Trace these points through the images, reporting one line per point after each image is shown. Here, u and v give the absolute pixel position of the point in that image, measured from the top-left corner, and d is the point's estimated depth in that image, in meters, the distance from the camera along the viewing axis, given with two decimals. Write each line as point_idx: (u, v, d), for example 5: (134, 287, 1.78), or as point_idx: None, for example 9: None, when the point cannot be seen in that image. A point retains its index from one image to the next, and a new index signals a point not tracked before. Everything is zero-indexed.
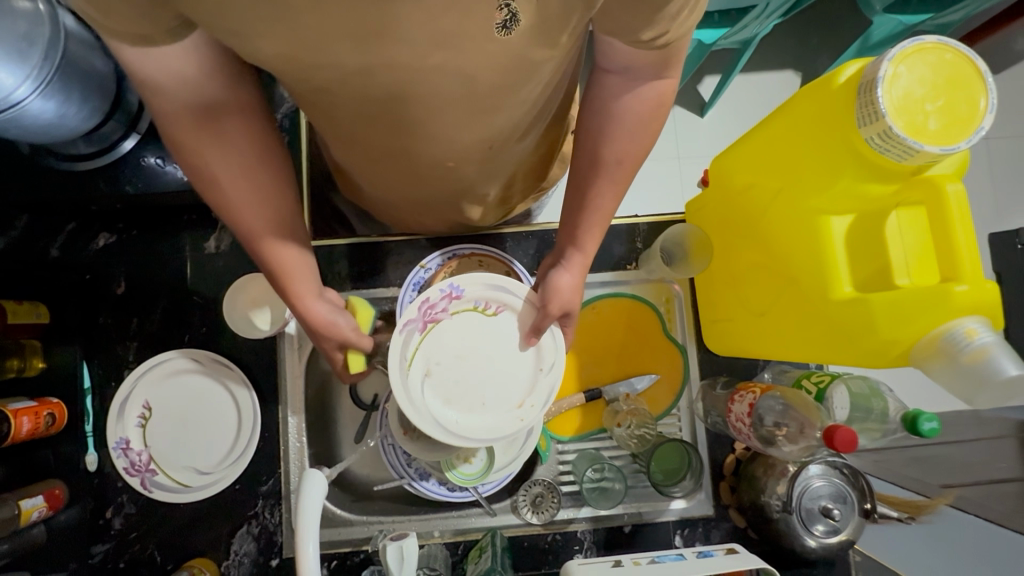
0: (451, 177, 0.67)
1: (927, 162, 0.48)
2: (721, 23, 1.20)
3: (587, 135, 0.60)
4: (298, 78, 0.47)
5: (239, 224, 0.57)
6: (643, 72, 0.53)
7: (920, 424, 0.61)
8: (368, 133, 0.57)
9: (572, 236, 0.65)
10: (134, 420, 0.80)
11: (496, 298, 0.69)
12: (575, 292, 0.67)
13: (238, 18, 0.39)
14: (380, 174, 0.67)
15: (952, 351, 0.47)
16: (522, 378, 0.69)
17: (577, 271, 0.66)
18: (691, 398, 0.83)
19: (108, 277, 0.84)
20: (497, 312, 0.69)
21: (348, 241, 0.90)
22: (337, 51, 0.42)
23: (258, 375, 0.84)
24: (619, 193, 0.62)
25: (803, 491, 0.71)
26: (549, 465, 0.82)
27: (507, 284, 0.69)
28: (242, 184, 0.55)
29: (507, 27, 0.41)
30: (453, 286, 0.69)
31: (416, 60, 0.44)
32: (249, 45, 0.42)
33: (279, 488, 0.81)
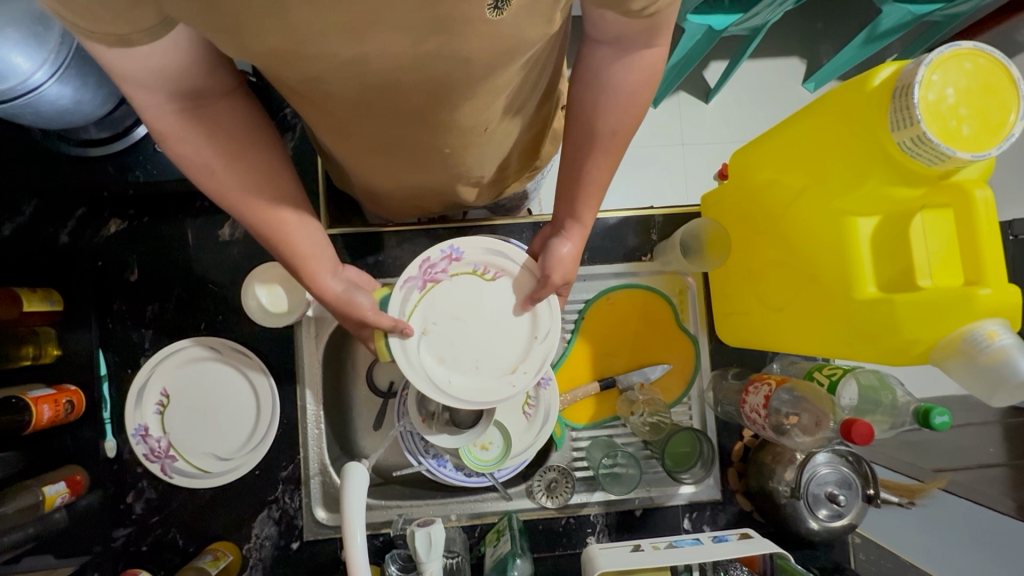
0: (447, 163, 0.68)
1: (956, 167, 0.49)
2: (732, 9, 1.17)
3: (581, 111, 0.60)
4: (292, 71, 0.46)
5: (248, 216, 0.57)
6: (634, 41, 0.52)
7: (933, 418, 0.63)
8: (375, 121, 0.56)
9: (570, 208, 0.66)
10: (151, 407, 0.80)
11: (495, 263, 0.70)
12: (575, 260, 0.67)
13: (227, 15, 0.38)
14: (381, 164, 0.67)
15: (971, 351, 0.48)
16: (516, 348, 0.69)
17: (576, 240, 0.67)
18: (702, 387, 0.85)
19: (120, 264, 0.83)
20: (495, 278, 0.70)
21: (345, 232, 0.86)
22: (330, 41, 0.41)
23: (277, 361, 0.84)
24: (612, 163, 0.63)
25: (811, 478, 0.73)
26: (563, 451, 0.84)
27: (505, 250, 0.69)
28: (238, 171, 0.55)
29: (498, 7, 0.41)
30: (454, 247, 0.69)
31: (407, 47, 0.44)
32: (243, 42, 0.41)
33: (298, 474, 0.82)
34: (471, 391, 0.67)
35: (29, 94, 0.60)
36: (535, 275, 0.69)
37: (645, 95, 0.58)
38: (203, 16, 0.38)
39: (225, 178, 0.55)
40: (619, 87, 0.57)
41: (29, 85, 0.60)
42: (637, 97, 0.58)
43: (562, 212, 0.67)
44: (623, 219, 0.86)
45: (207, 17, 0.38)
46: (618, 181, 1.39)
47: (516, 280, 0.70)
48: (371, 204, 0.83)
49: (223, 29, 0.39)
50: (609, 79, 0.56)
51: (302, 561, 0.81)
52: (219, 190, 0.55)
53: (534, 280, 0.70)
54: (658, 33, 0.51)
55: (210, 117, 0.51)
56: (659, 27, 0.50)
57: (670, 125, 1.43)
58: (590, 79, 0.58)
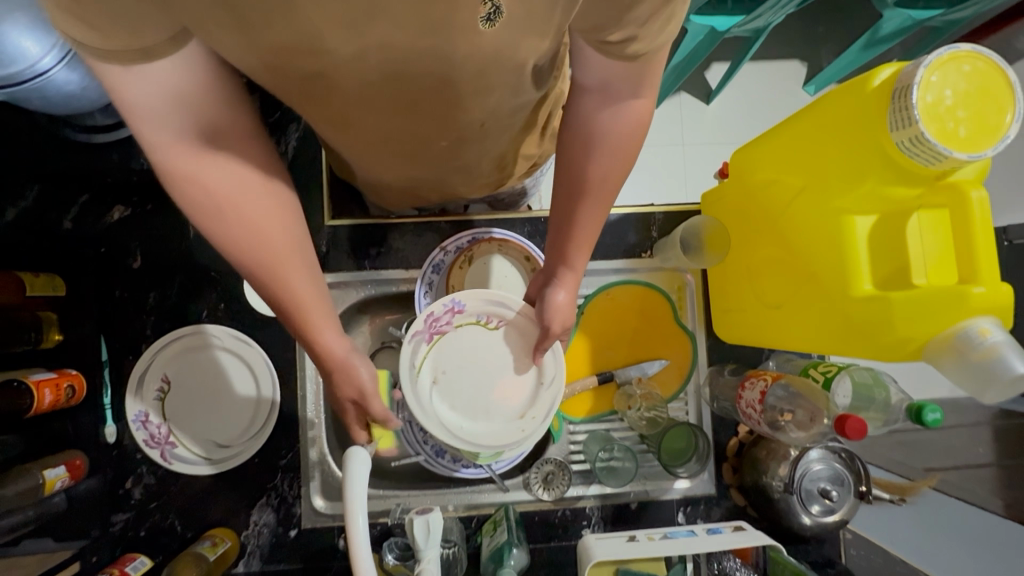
0: (452, 156, 0.68)
1: (952, 167, 0.50)
2: (735, 11, 1.18)
3: (569, 157, 0.60)
4: (300, 68, 0.47)
5: (254, 265, 0.55)
6: (620, 88, 0.53)
7: (924, 415, 0.64)
8: (379, 116, 0.57)
9: (562, 254, 0.65)
10: (152, 393, 0.81)
11: (497, 313, 0.71)
12: (572, 307, 0.67)
13: (239, 12, 0.39)
14: (385, 157, 0.68)
15: (964, 349, 0.49)
16: (524, 395, 0.71)
17: (570, 287, 0.66)
18: (698, 383, 0.86)
19: (123, 251, 0.83)
20: (497, 326, 0.72)
21: (350, 221, 0.87)
22: (335, 40, 0.42)
23: (278, 351, 0.84)
24: (602, 214, 0.62)
25: (804, 474, 0.74)
26: (561, 444, 0.85)
27: (504, 299, 0.70)
28: (250, 206, 0.53)
29: (490, 19, 0.42)
30: (456, 300, 0.71)
31: (416, 47, 0.44)
32: (251, 38, 0.41)
33: (297, 463, 0.83)
34: (486, 440, 0.69)
35: (37, 79, 0.60)
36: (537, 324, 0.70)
37: (634, 150, 0.59)
38: (216, 13, 0.39)
39: (240, 223, 0.53)
40: (611, 138, 0.57)
41: (37, 69, 0.60)
42: (628, 149, 0.59)
43: (555, 260, 0.66)
44: (624, 216, 0.87)
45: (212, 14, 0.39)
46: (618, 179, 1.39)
47: (517, 326, 0.71)
48: (372, 196, 0.84)
49: (229, 25, 0.40)
50: (599, 129, 0.57)
51: (299, 549, 0.81)
52: (226, 235, 0.53)
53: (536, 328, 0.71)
54: (646, 84, 0.53)
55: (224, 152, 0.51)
56: (650, 78, 0.52)
57: (671, 125, 1.43)
58: (578, 127, 0.58)
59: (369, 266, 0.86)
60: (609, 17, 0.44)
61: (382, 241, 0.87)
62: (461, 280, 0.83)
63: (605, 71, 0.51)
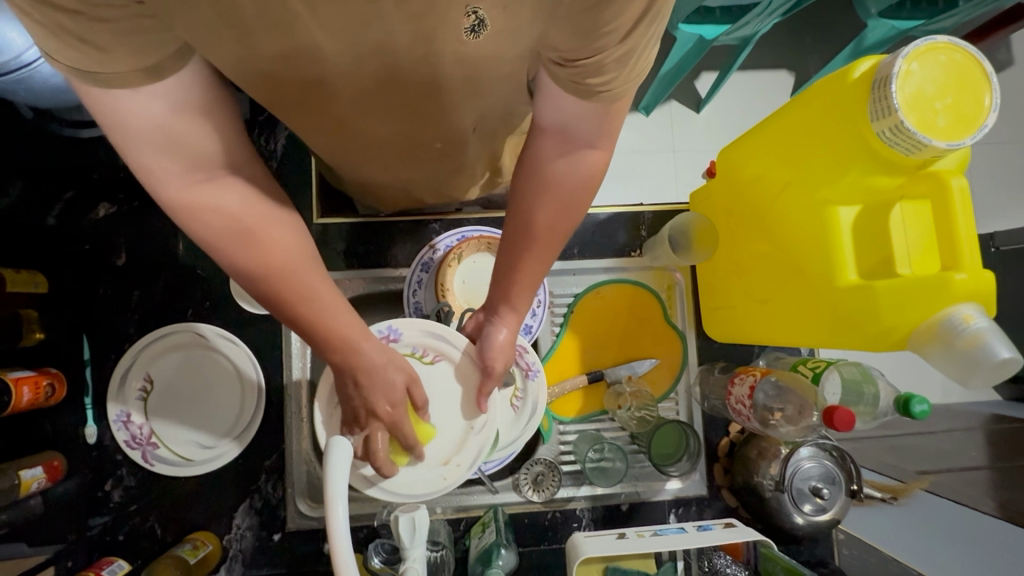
0: (444, 156, 0.69)
1: (933, 156, 0.50)
2: (723, 19, 1.21)
3: (521, 199, 0.59)
4: (294, 73, 0.48)
5: (282, 285, 0.54)
6: (580, 133, 0.52)
7: (913, 406, 0.64)
8: (368, 117, 0.57)
9: (505, 295, 0.65)
10: (134, 393, 0.79)
11: (434, 347, 0.72)
12: (512, 347, 0.68)
13: (237, 23, 0.39)
14: (376, 157, 0.68)
15: (949, 336, 0.49)
16: (454, 439, 0.71)
17: (511, 326, 0.67)
18: (689, 382, 0.85)
19: (108, 248, 0.82)
20: (433, 360, 0.72)
21: (350, 220, 0.87)
22: (329, 45, 0.43)
23: (264, 351, 0.83)
24: (546, 259, 0.62)
25: (795, 472, 0.73)
26: (551, 444, 0.84)
27: (445, 335, 0.71)
28: (271, 230, 0.53)
29: (475, 31, 0.42)
30: (394, 328, 0.72)
31: (409, 52, 0.45)
32: (248, 48, 0.43)
33: (283, 464, 0.81)
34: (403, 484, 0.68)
35: (22, 69, 0.61)
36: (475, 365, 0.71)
37: (585, 198, 0.59)
38: (211, 26, 0.39)
39: (273, 239, 0.53)
40: (565, 185, 0.56)
41: (22, 60, 0.60)
42: (577, 199, 0.58)
43: (497, 299, 0.66)
44: (613, 215, 0.87)
45: (212, 34, 0.40)
46: (608, 182, 1.40)
47: (457, 366, 0.72)
48: (363, 197, 0.84)
49: (227, 41, 0.41)
50: (552, 175, 0.56)
51: (283, 554, 0.80)
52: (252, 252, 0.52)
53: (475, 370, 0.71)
54: (604, 135, 0.53)
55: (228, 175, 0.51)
56: (609, 128, 0.52)
57: (660, 131, 1.44)
58: (533, 168, 0.57)
59: (359, 265, 0.86)
60: (574, 49, 0.43)
61: (371, 242, 0.87)
62: (450, 278, 0.81)
63: (568, 112, 0.50)
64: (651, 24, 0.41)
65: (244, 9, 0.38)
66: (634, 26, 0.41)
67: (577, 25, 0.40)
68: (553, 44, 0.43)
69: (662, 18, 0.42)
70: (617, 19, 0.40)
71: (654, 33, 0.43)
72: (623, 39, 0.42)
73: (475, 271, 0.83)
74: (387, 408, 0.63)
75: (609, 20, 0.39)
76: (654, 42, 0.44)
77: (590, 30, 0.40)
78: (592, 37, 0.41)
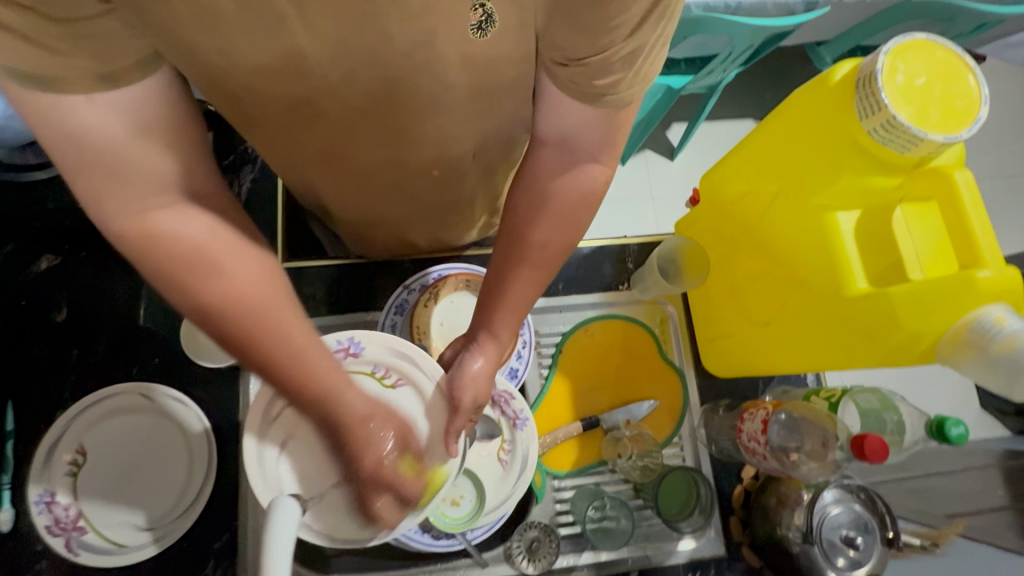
0: (430, 192, 0.66)
1: (928, 153, 0.49)
2: (688, 70, 1.26)
3: (517, 211, 0.57)
4: (272, 89, 0.45)
5: (250, 345, 0.47)
6: (580, 149, 0.52)
7: (948, 430, 0.59)
8: (338, 139, 0.54)
9: (487, 319, 0.59)
10: (62, 468, 0.68)
11: (398, 367, 0.58)
12: (485, 381, 0.59)
13: (213, 22, 0.37)
14: (349, 187, 0.65)
15: (981, 342, 0.46)
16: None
17: (490, 356, 0.60)
18: (693, 425, 0.77)
19: (48, 304, 0.74)
20: (395, 384, 0.58)
21: (332, 262, 0.79)
22: (316, 52, 0.41)
23: (219, 411, 0.73)
24: (539, 279, 0.59)
25: (822, 520, 0.65)
26: (545, 504, 0.73)
27: (415, 356, 0.59)
28: (247, 265, 0.47)
29: (481, 29, 0.41)
30: (355, 340, 0.60)
31: (400, 60, 0.43)
32: (227, 51, 0.40)
33: (234, 546, 0.69)
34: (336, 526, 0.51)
35: None
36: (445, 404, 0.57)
37: (583, 219, 0.57)
38: (188, 23, 0.37)
39: (282, 333, 0.47)
40: (560, 202, 0.55)
41: None
42: (576, 218, 0.56)
43: (479, 323, 0.61)
44: (599, 248, 0.83)
45: (193, 34, 0.38)
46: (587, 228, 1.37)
47: (425, 404, 0.57)
48: (354, 238, 0.81)
49: (206, 44, 0.39)
50: (549, 190, 0.55)
51: None
52: (223, 298, 0.46)
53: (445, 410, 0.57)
54: (608, 147, 0.52)
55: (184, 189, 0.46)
56: (613, 140, 0.51)
57: (637, 179, 1.43)
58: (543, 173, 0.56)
59: (326, 309, 0.78)
60: (578, 48, 0.41)
61: (340, 285, 0.79)
62: (427, 321, 0.74)
63: (570, 121, 0.49)
64: (660, 20, 0.40)
65: (225, 5, 0.36)
66: (644, 18, 0.39)
67: (583, 21, 0.38)
68: (557, 43, 0.41)
69: (670, 17, 0.40)
70: (624, 13, 0.38)
71: (662, 33, 0.41)
72: (630, 35, 0.40)
73: (454, 311, 0.76)
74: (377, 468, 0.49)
75: (615, 14, 0.38)
76: (662, 44, 0.42)
77: (597, 25, 0.38)
78: (598, 32, 0.39)
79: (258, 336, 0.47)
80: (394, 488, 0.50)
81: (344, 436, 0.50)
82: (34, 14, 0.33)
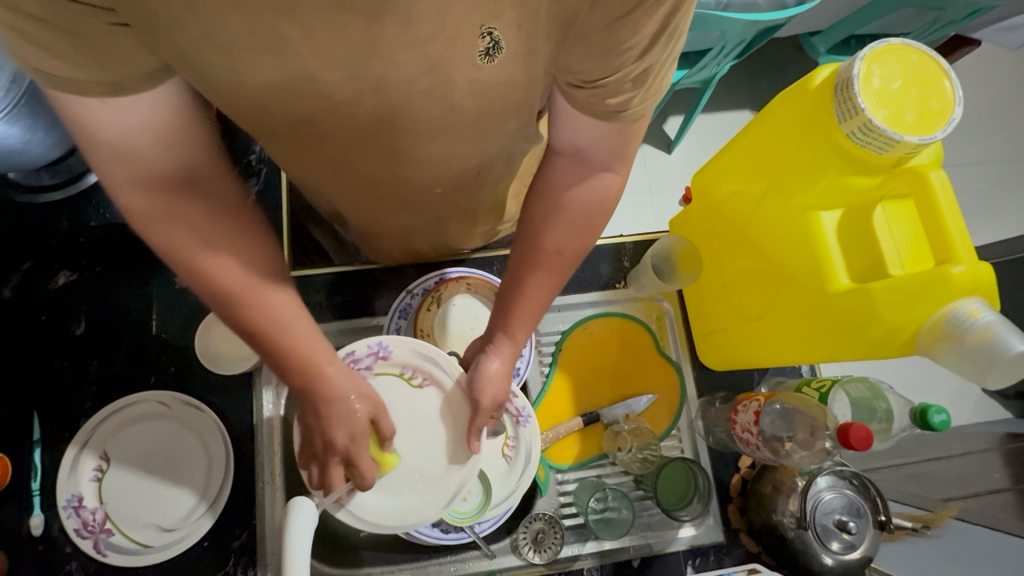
0: (432, 204, 0.69)
1: (906, 153, 0.50)
2: (682, 66, 1.27)
3: (531, 220, 0.61)
4: (280, 108, 0.48)
5: (247, 312, 0.52)
6: (593, 160, 0.55)
7: (930, 418, 0.61)
8: (344, 152, 0.56)
9: (504, 320, 0.63)
10: (88, 473, 0.72)
11: (423, 369, 0.65)
12: (503, 381, 0.63)
13: (225, 46, 0.39)
14: (353, 198, 0.67)
15: (958, 333, 0.48)
16: (429, 472, 0.63)
17: (507, 357, 0.64)
18: (690, 417, 0.80)
19: (67, 317, 0.77)
20: (421, 385, 0.65)
21: (327, 271, 0.82)
22: (324, 74, 0.43)
23: (234, 416, 0.76)
24: (552, 283, 0.62)
25: (815, 506, 0.67)
26: (549, 497, 0.76)
27: (437, 357, 0.65)
28: (220, 251, 0.51)
29: (490, 54, 0.43)
30: (383, 344, 0.65)
31: (405, 84, 0.45)
32: (238, 73, 0.42)
33: (254, 543, 0.72)
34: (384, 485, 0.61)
35: None
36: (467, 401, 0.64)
37: (598, 223, 0.60)
38: (202, 47, 0.39)
39: (272, 308, 0.53)
40: (577, 208, 0.58)
41: None
42: (591, 222, 0.60)
43: (496, 325, 0.64)
44: (597, 247, 0.85)
45: (205, 57, 0.40)
46: None
47: (448, 399, 0.65)
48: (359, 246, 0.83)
49: (218, 66, 0.41)
50: (565, 199, 0.58)
51: None
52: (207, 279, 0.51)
53: (467, 407, 0.64)
54: (620, 158, 0.55)
55: (196, 197, 0.50)
56: (625, 149, 0.54)
57: (636, 175, 1.45)
58: (543, 188, 0.58)
59: (332, 317, 0.80)
60: (593, 71, 0.45)
61: (346, 293, 0.81)
62: (431, 323, 0.77)
63: (584, 134, 0.53)
64: (668, 43, 0.43)
65: (238, 29, 0.38)
66: (652, 41, 0.42)
67: (597, 46, 0.42)
68: (573, 67, 0.45)
69: (677, 39, 0.44)
70: (634, 38, 0.41)
71: (670, 53, 0.45)
72: (639, 57, 0.43)
73: (457, 316, 0.78)
74: (346, 443, 0.56)
75: (626, 39, 0.41)
76: (670, 62, 0.46)
77: (610, 48, 0.42)
78: (611, 55, 0.43)
79: (241, 307, 0.52)
80: (352, 464, 0.57)
81: (320, 408, 0.56)
82: (68, 37, 0.36)
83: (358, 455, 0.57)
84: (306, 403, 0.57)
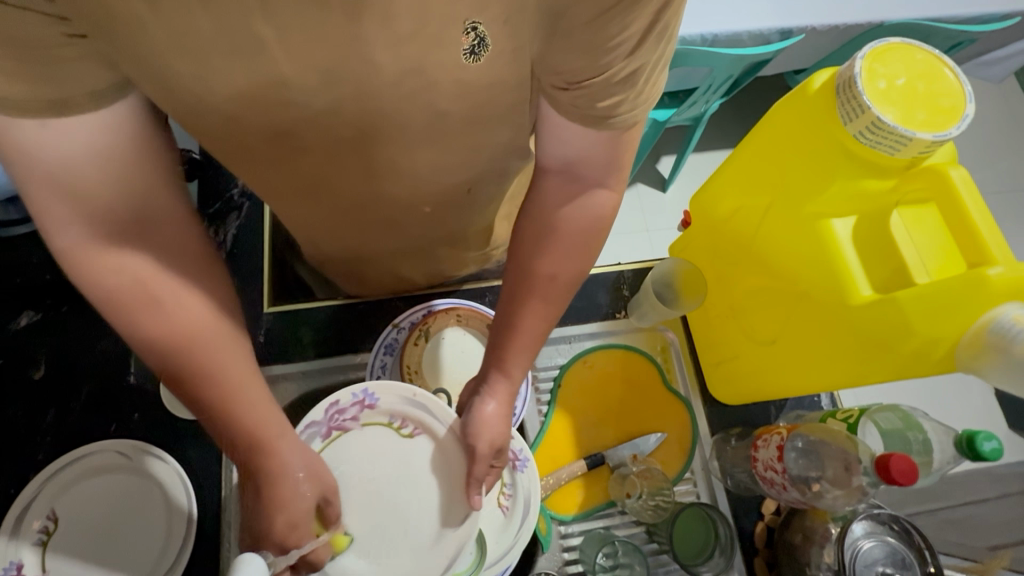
0: (421, 221, 0.66)
1: (919, 153, 0.49)
2: (672, 104, 1.28)
3: (522, 246, 0.57)
4: (256, 120, 0.45)
5: (189, 362, 0.46)
6: (584, 176, 0.52)
7: (981, 445, 0.55)
8: (321, 169, 0.53)
9: (500, 355, 0.58)
10: (32, 537, 0.63)
11: (414, 417, 0.54)
12: (501, 423, 0.56)
13: (189, 47, 0.37)
14: (338, 221, 0.64)
15: (1003, 344, 0.44)
16: (423, 536, 0.50)
17: (502, 399, 0.58)
18: (705, 458, 0.72)
19: (26, 362, 0.72)
20: (412, 434, 0.54)
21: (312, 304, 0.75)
22: (300, 78, 0.41)
23: (199, 465, 0.69)
24: (547, 313, 0.58)
25: (855, 557, 0.58)
26: (552, 553, 0.67)
27: (429, 402, 0.54)
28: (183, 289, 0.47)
29: (475, 53, 0.40)
30: (369, 390, 0.54)
31: (386, 89, 0.43)
32: (207, 79, 0.40)
33: None
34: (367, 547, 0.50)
35: None
36: (462, 451, 0.53)
37: (591, 244, 0.56)
38: (167, 51, 0.37)
39: (218, 363, 0.47)
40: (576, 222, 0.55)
41: None
42: (588, 236, 0.56)
43: (490, 361, 0.59)
44: (594, 276, 0.79)
45: (170, 60, 0.38)
46: None
47: (442, 449, 0.53)
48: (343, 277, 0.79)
49: (186, 72, 0.39)
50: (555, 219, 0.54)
51: None
52: (167, 325, 0.46)
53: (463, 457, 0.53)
54: (614, 171, 0.52)
55: (160, 212, 0.47)
56: (619, 162, 0.51)
57: (630, 212, 1.43)
58: (537, 204, 0.55)
59: (314, 353, 0.72)
60: (577, 70, 0.41)
61: (328, 326, 0.74)
62: (418, 360, 0.70)
63: (573, 146, 0.49)
64: (659, 41, 0.40)
65: (206, 31, 0.36)
66: (642, 38, 0.39)
67: (581, 41, 0.39)
68: (557, 68, 0.42)
69: (669, 39, 0.41)
70: (622, 33, 0.38)
71: (661, 55, 0.42)
72: (629, 55, 0.40)
73: (445, 350, 0.72)
74: (284, 531, 0.48)
75: (613, 34, 0.38)
76: (662, 66, 0.43)
77: (596, 45, 0.39)
78: (598, 52, 0.39)
79: (188, 355, 0.46)
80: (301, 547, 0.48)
81: (264, 487, 0.48)
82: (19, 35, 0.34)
83: (297, 543, 0.48)
84: (250, 479, 0.50)
